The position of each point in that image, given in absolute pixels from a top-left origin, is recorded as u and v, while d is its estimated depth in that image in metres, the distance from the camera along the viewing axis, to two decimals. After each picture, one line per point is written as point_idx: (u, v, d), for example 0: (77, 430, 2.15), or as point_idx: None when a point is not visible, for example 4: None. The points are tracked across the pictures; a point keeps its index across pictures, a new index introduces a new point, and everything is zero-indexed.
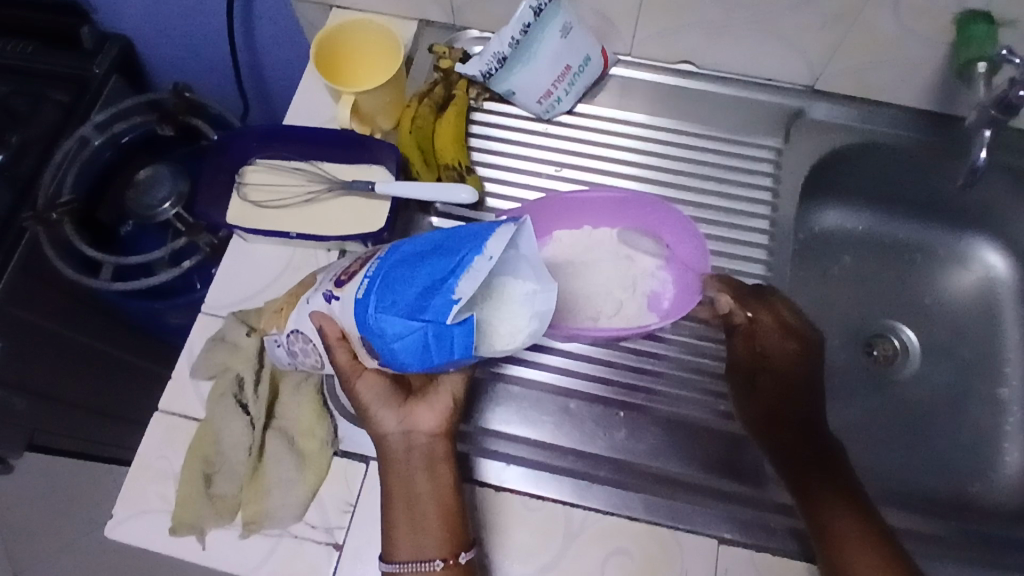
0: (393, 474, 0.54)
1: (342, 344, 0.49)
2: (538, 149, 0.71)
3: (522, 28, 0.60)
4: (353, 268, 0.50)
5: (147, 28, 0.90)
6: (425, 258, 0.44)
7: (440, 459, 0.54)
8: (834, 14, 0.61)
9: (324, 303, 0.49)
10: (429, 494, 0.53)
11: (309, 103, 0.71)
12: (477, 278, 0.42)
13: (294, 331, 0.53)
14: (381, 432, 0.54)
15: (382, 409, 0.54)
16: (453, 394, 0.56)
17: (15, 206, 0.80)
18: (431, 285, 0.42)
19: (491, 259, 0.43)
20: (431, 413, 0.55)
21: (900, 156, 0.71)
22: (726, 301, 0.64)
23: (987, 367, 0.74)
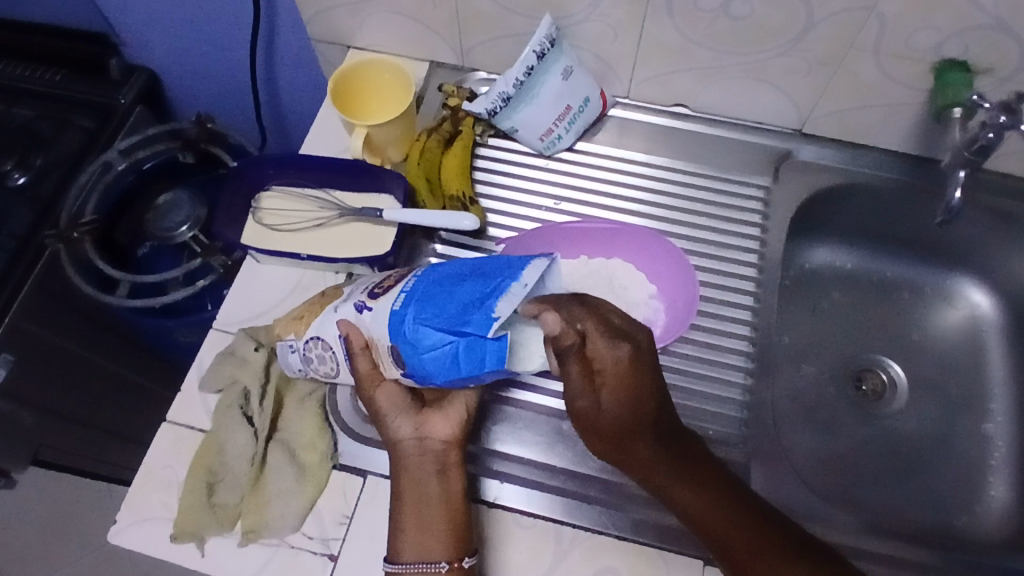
0: (405, 479, 0.56)
1: (365, 352, 0.55)
2: (539, 183, 0.75)
3: (526, 70, 0.65)
4: (387, 282, 0.55)
5: (174, 62, 0.96)
6: (464, 281, 0.49)
7: (452, 465, 0.57)
8: (819, 61, 0.65)
9: (353, 313, 0.55)
10: (440, 498, 0.55)
11: (325, 134, 0.75)
12: (513, 301, 0.47)
13: (315, 338, 0.57)
14: (397, 438, 0.56)
15: (399, 416, 0.56)
16: (467, 405, 0.58)
17: (37, 223, 0.84)
18: (472, 304, 0.47)
19: (527, 286, 0.47)
20: (444, 422, 0.57)
21: (884, 197, 0.75)
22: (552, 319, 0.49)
23: (972, 403, 0.76)
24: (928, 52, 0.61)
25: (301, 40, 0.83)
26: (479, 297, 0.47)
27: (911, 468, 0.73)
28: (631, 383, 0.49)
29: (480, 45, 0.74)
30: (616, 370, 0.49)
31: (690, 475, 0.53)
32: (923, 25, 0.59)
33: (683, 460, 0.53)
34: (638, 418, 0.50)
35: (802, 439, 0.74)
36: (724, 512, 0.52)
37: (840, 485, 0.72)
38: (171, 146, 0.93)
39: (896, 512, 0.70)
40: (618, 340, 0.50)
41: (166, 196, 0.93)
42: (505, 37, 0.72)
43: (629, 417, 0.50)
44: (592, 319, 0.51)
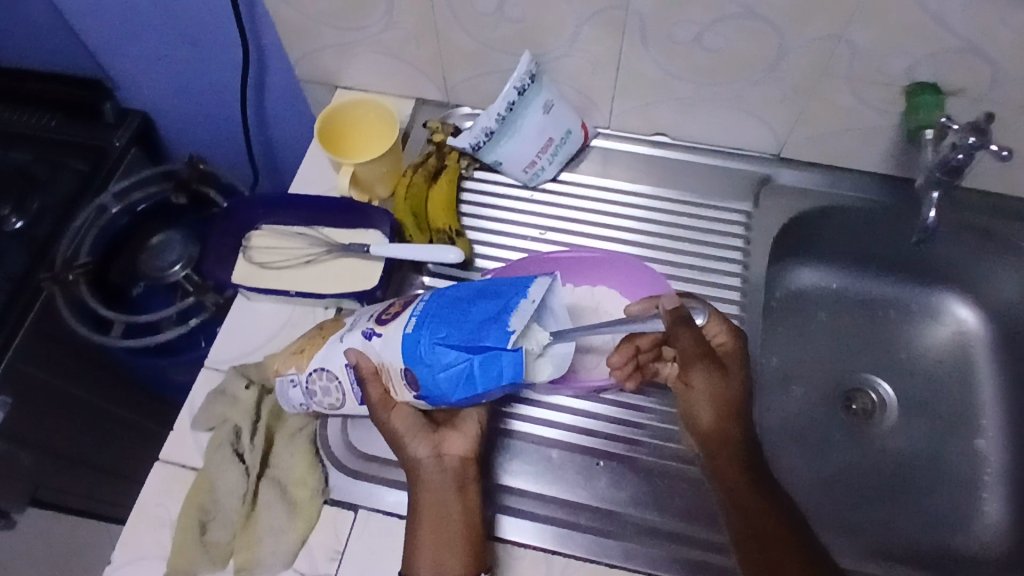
0: (424, 498, 0.57)
1: (375, 379, 0.55)
2: (524, 214, 0.76)
3: (508, 105, 0.67)
4: (394, 308, 0.57)
5: (168, 105, 0.98)
6: (472, 302, 0.52)
7: (470, 481, 0.58)
8: (794, 88, 0.67)
9: (362, 340, 0.56)
10: (459, 514, 0.56)
11: (313, 172, 0.77)
12: (523, 316, 0.50)
13: (319, 369, 0.58)
14: (414, 458, 0.57)
15: (416, 436, 0.57)
16: (479, 421, 0.60)
17: (32, 266, 0.85)
18: (488, 322, 0.50)
19: (534, 302, 0.51)
20: (461, 440, 0.59)
21: (864, 218, 0.76)
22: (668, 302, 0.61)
23: (964, 421, 0.76)
24: (899, 76, 0.63)
25: (290, 82, 0.85)
26: (493, 315, 0.50)
27: (905, 487, 0.73)
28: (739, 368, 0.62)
29: (464, 81, 0.76)
30: (730, 350, 0.62)
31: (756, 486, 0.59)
32: (891, 52, 0.61)
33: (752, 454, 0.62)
34: (741, 395, 0.62)
35: (794, 461, 0.74)
36: (767, 524, 0.56)
37: (833, 506, 0.72)
38: (164, 188, 0.94)
39: (891, 533, 0.70)
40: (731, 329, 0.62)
41: (159, 237, 0.95)
42: (487, 74, 0.74)
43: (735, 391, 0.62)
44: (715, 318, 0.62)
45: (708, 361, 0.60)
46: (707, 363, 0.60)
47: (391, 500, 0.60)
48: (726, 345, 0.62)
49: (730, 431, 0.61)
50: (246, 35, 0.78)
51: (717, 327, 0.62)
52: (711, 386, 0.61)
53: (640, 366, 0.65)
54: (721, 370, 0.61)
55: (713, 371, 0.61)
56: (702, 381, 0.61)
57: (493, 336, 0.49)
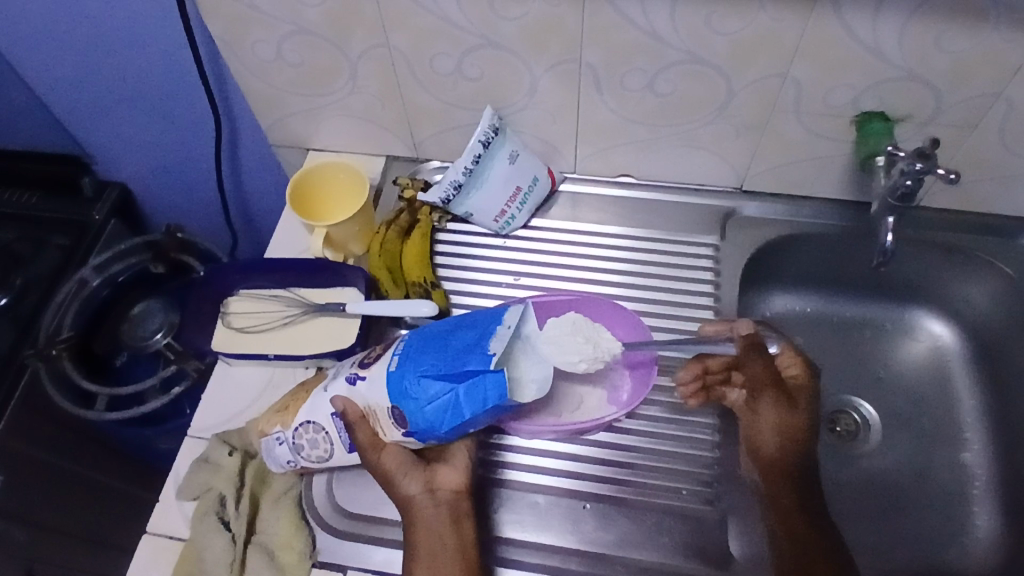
0: (420, 535, 0.56)
1: (362, 422, 0.57)
2: (498, 262, 0.78)
3: (473, 159, 0.69)
4: (375, 353, 0.59)
5: (146, 176, 1.00)
6: (452, 334, 0.54)
7: (463, 514, 0.58)
8: (747, 126, 0.70)
9: (346, 386, 0.57)
10: (455, 550, 0.56)
11: (289, 234, 0.78)
12: (503, 339, 0.51)
13: (306, 423, 0.59)
14: (407, 495, 0.57)
15: (408, 473, 0.57)
16: (469, 454, 0.60)
17: (16, 343, 0.84)
18: (470, 346, 0.51)
19: (510, 327, 0.52)
20: (453, 473, 0.59)
21: (829, 243, 0.78)
22: (744, 329, 0.65)
23: (947, 434, 0.77)
24: (845, 107, 0.66)
25: (263, 147, 0.87)
26: (473, 342, 0.51)
27: (896, 505, 0.74)
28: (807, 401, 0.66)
29: (431, 137, 0.78)
30: (800, 384, 0.66)
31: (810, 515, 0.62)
32: (835, 86, 0.64)
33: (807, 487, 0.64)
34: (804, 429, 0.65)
35: None
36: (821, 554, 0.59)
37: None
38: (143, 257, 0.96)
39: (883, 553, 0.71)
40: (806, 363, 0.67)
41: (140, 305, 0.97)
42: (453, 129, 0.76)
43: (803, 425, 0.65)
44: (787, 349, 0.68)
45: (777, 390, 0.64)
46: (776, 393, 0.64)
47: (379, 558, 0.60)
48: (797, 377, 0.67)
49: (790, 461, 0.64)
50: (219, 106, 0.81)
51: (788, 357, 0.67)
52: (779, 417, 0.64)
53: (706, 386, 0.67)
54: (788, 402, 0.65)
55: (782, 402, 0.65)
56: (770, 411, 0.64)
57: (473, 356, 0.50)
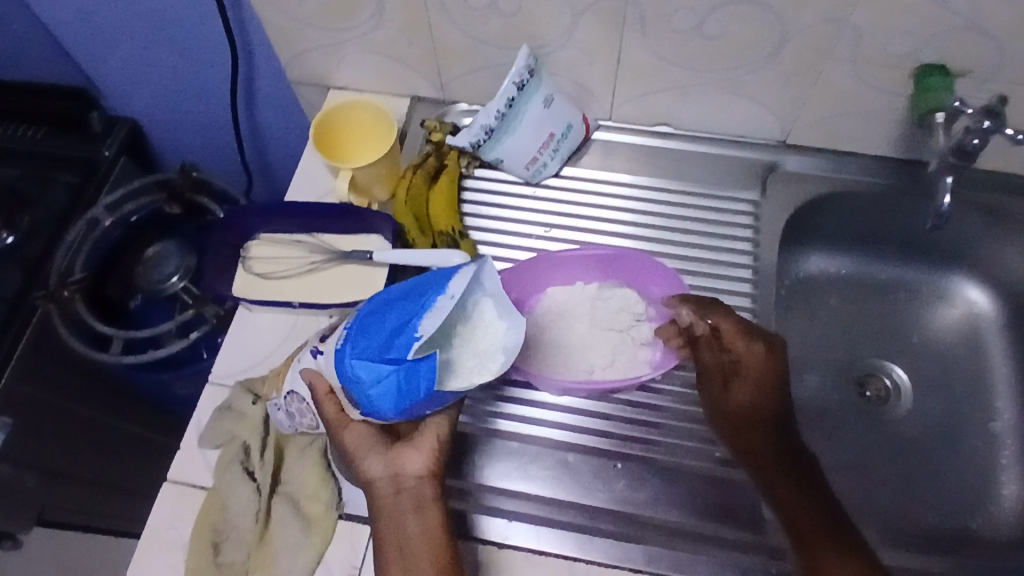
0: (384, 519, 0.54)
1: (330, 398, 0.53)
2: (526, 212, 0.75)
3: (507, 102, 0.65)
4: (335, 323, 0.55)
5: (156, 112, 0.96)
6: (394, 306, 0.48)
7: (428, 500, 0.55)
8: (797, 73, 0.65)
9: (313, 359, 0.54)
10: (419, 537, 0.53)
11: (309, 177, 0.75)
12: (442, 315, 0.47)
13: (290, 393, 0.56)
14: (369, 478, 0.55)
15: (369, 454, 0.55)
16: (438, 434, 0.56)
17: (27, 285, 0.83)
18: (402, 324, 0.47)
19: (454, 297, 0.47)
20: (418, 456, 0.55)
21: (873, 201, 0.74)
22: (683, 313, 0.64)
23: (979, 401, 0.76)
24: (904, 59, 0.62)
25: (280, 84, 0.83)
26: (411, 319, 0.47)
27: (922, 471, 0.73)
28: (755, 377, 0.62)
29: (458, 78, 0.74)
30: (748, 359, 0.62)
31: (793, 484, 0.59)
32: (896, 33, 0.59)
33: (791, 449, 0.62)
34: (755, 405, 0.62)
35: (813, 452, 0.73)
36: (809, 516, 0.57)
37: (854, 496, 0.71)
38: (156, 198, 0.92)
39: (910, 519, 0.70)
40: (751, 336, 0.61)
41: (155, 247, 0.93)
42: (483, 69, 0.72)
43: (749, 403, 0.62)
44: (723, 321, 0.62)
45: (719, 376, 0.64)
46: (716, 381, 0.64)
47: None
48: (740, 354, 0.62)
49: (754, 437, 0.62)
50: (234, 38, 0.76)
51: (729, 326, 0.62)
52: (715, 403, 0.64)
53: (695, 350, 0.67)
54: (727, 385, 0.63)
55: (724, 386, 0.64)
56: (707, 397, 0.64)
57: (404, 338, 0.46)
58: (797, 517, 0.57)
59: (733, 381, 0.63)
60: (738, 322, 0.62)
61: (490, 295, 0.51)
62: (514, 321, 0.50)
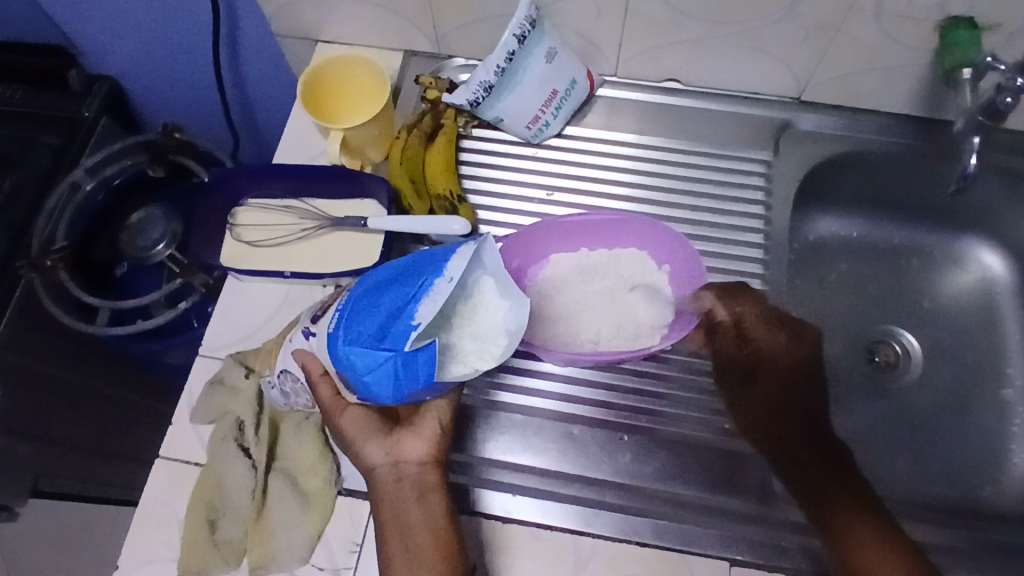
0: (385, 507, 0.53)
1: (324, 380, 0.51)
2: (528, 174, 0.71)
3: (507, 55, 0.61)
4: (329, 302, 0.52)
5: (135, 69, 0.91)
6: (389, 288, 0.45)
7: (431, 487, 0.54)
8: (816, 26, 0.61)
9: (303, 340, 0.52)
10: (422, 525, 0.52)
11: (298, 137, 0.71)
12: (439, 299, 0.44)
13: (283, 371, 0.54)
14: (369, 465, 0.53)
15: (368, 441, 0.53)
16: (439, 420, 0.55)
17: (9, 252, 0.78)
18: (399, 309, 0.44)
19: (451, 281, 0.45)
20: (418, 442, 0.54)
21: (890, 162, 0.71)
22: (709, 299, 0.64)
23: (990, 369, 0.74)
24: (932, 11, 0.57)
25: (265, 38, 0.78)
26: (405, 303, 0.44)
27: (931, 439, 0.71)
28: (772, 361, 0.66)
29: (455, 31, 0.69)
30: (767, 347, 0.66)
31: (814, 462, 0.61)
32: None
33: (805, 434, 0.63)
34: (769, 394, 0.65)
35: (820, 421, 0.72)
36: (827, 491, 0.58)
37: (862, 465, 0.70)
38: (139, 159, 0.89)
39: (919, 488, 0.68)
40: (772, 325, 0.66)
41: (139, 212, 0.88)
42: (481, 21, 0.67)
43: (767, 391, 0.65)
44: (751, 308, 0.64)
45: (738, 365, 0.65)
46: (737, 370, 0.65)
47: None
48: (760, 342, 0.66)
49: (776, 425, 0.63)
50: None
51: (755, 312, 0.64)
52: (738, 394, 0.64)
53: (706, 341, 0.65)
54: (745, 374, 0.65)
55: (744, 375, 0.65)
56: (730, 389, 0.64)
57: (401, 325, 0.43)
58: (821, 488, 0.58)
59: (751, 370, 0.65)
60: (764, 312, 0.65)
61: (490, 275, 0.49)
62: (516, 302, 0.48)
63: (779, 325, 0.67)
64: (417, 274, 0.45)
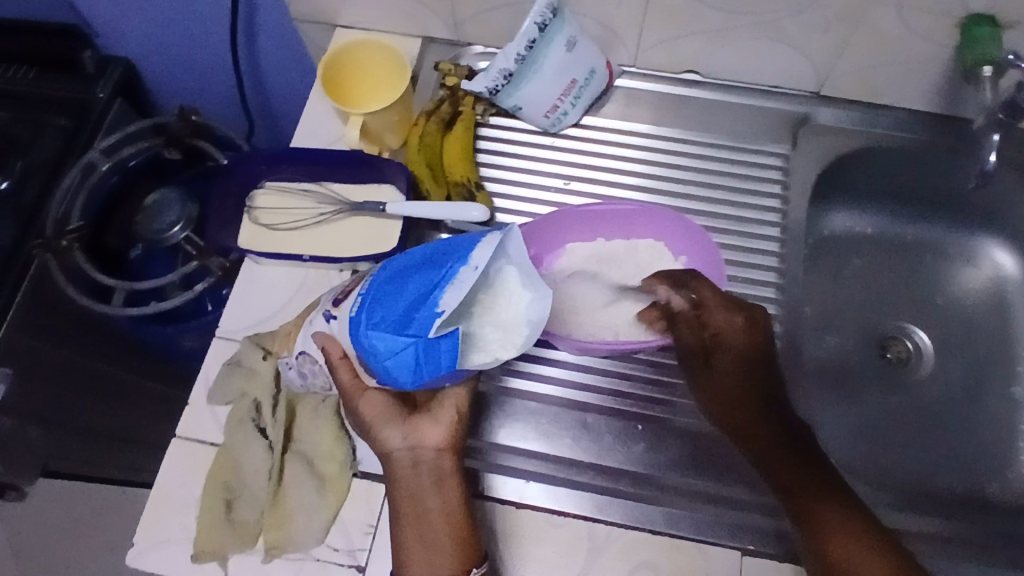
0: (401, 493, 0.53)
1: (344, 363, 0.51)
2: (545, 163, 0.71)
3: (527, 44, 0.61)
4: (351, 286, 0.52)
5: (149, 51, 0.90)
6: (414, 273, 0.45)
7: (448, 473, 0.54)
8: (838, 18, 0.61)
9: (325, 324, 0.51)
10: (437, 511, 0.53)
11: (316, 122, 0.71)
12: (463, 288, 0.44)
13: (302, 353, 0.55)
14: (387, 449, 0.53)
15: (387, 425, 0.53)
16: (458, 407, 0.55)
17: (22, 232, 0.79)
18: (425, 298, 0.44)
19: (477, 269, 0.45)
20: (436, 428, 0.54)
21: (907, 157, 0.71)
22: (664, 290, 0.62)
23: (1001, 366, 0.74)
24: (954, 6, 0.57)
25: (282, 21, 0.78)
26: (430, 290, 0.44)
27: (941, 435, 0.72)
28: (738, 346, 0.60)
29: (474, 18, 0.69)
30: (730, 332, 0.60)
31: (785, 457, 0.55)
32: None
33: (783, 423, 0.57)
34: (739, 383, 0.59)
35: (830, 415, 0.72)
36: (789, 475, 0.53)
37: (870, 460, 0.70)
38: (155, 142, 0.89)
39: (927, 483, 0.69)
40: (733, 307, 0.60)
41: (155, 196, 0.88)
42: (501, 8, 0.67)
43: (731, 379, 0.59)
44: (709, 291, 0.60)
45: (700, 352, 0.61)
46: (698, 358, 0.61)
47: None
48: (721, 328, 0.60)
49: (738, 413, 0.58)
50: None
51: (712, 296, 0.60)
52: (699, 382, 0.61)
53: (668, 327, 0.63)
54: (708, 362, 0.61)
55: (708, 365, 0.61)
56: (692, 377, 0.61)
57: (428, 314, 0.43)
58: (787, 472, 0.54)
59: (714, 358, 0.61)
60: (722, 296, 0.60)
61: (514, 264, 0.48)
62: (538, 294, 0.48)
63: (743, 308, 0.60)
64: (442, 261, 0.45)
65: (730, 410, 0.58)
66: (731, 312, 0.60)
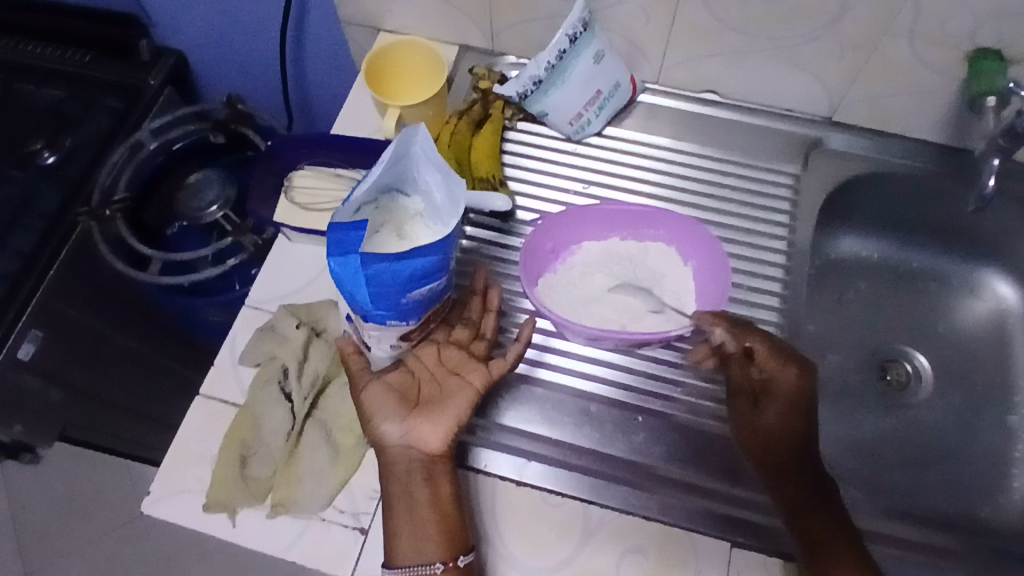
0: (394, 485, 0.56)
1: (355, 357, 0.59)
2: (566, 167, 0.75)
3: (558, 53, 0.65)
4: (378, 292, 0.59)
5: (201, 45, 0.96)
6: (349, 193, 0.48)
7: (439, 473, 0.56)
8: (851, 45, 0.64)
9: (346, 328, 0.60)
10: (427, 505, 0.55)
11: (354, 115, 0.76)
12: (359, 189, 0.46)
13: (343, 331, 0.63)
14: (385, 442, 0.56)
15: (387, 419, 0.56)
16: (461, 413, 0.57)
17: (67, 203, 0.85)
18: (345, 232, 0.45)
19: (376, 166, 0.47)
20: (434, 431, 0.56)
21: (911, 185, 0.74)
22: (720, 334, 0.61)
23: (999, 394, 0.75)
24: (961, 40, 0.61)
25: (331, 21, 0.83)
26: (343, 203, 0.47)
27: (935, 456, 0.73)
28: (791, 393, 0.59)
29: (510, 28, 0.74)
30: (782, 383, 0.59)
31: (809, 502, 0.55)
32: (958, 12, 0.58)
33: (819, 474, 0.57)
34: (789, 429, 0.58)
35: (826, 428, 0.74)
36: (810, 519, 0.54)
37: (863, 473, 0.72)
38: (202, 127, 0.94)
39: (921, 499, 0.70)
40: (785, 358, 0.59)
41: (197, 175, 0.95)
42: (535, 20, 0.72)
43: (780, 429, 0.58)
44: (762, 342, 0.59)
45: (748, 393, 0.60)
46: (745, 397, 0.60)
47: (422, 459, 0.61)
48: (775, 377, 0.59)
49: (784, 456, 0.57)
50: None
51: (765, 346, 0.59)
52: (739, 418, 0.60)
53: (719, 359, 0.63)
54: (755, 403, 0.60)
55: (755, 405, 0.60)
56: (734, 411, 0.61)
57: (346, 260, 0.44)
58: (810, 519, 0.54)
59: (759, 402, 0.60)
60: (773, 344, 0.59)
61: (434, 171, 0.50)
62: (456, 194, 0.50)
63: (794, 357, 0.59)
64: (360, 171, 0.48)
65: (772, 456, 0.58)
66: (778, 365, 0.59)
